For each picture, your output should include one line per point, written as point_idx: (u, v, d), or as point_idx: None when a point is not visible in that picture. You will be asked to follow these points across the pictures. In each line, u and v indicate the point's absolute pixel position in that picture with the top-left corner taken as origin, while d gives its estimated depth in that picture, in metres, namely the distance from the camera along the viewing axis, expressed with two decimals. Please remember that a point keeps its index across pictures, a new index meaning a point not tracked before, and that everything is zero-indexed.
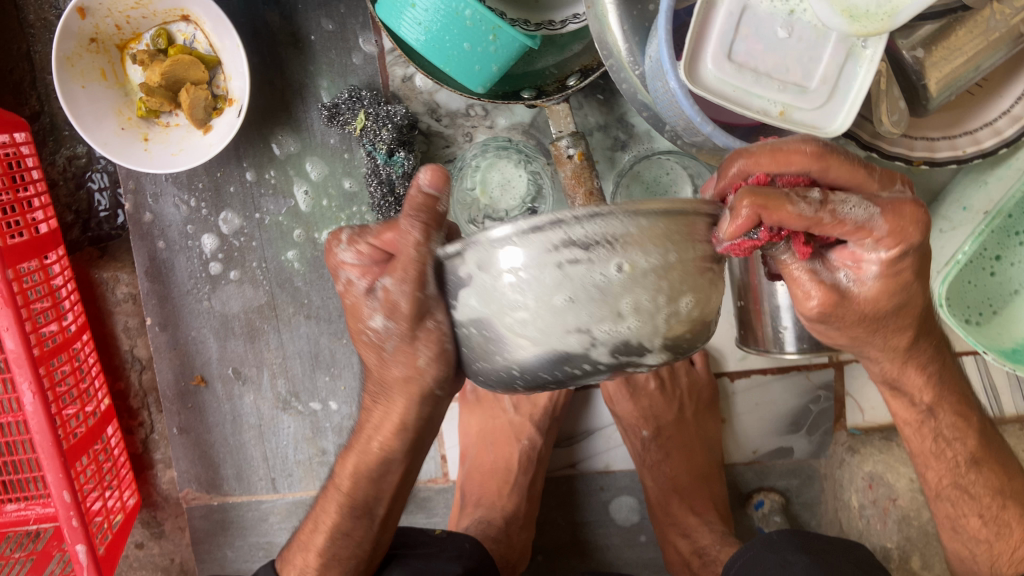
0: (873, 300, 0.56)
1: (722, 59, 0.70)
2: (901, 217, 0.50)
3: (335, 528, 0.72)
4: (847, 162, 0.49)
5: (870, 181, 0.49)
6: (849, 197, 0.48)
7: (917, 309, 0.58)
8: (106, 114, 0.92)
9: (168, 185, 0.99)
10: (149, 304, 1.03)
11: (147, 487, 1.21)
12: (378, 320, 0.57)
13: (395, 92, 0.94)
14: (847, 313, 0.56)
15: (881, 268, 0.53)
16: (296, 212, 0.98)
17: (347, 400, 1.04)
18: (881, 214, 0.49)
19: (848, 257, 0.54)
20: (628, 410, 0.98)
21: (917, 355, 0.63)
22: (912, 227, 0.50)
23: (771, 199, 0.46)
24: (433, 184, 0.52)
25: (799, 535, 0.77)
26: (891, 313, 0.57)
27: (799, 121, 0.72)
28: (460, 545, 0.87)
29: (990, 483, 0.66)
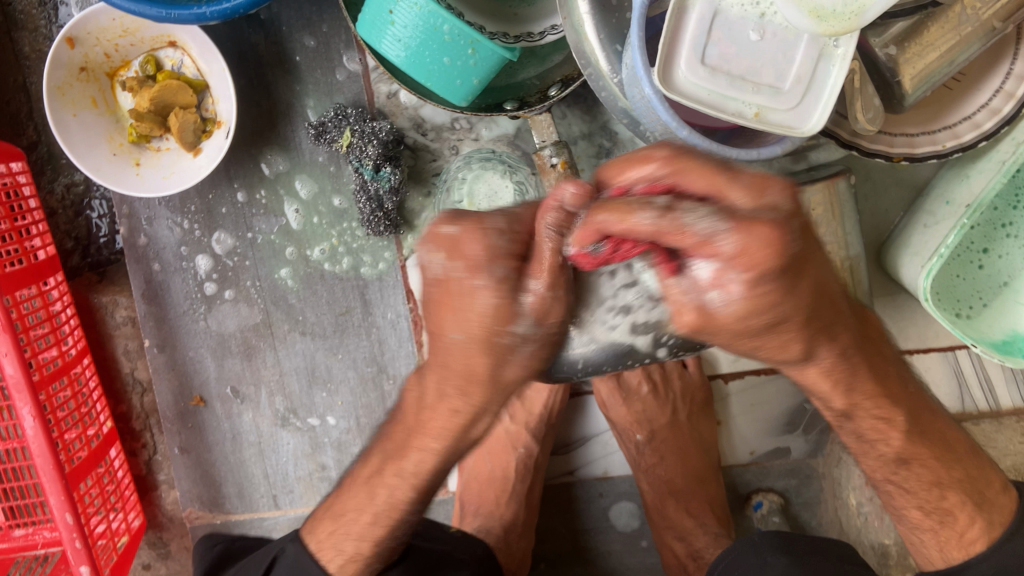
0: (739, 319, 0.41)
1: (695, 63, 0.71)
2: (751, 241, 0.37)
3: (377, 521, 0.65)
4: (705, 166, 0.41)
5: (733, 187, 0.39)
6: (696, 206, 0.38)
7: (799, 319, 0.44)
8: (98, 141, 0.94)
9: (162, 209, 1.00)
10: (146, 327, 1.05)
11: (152, 508, 1.22)
12: (522, 328, 0.46)
13: (381, 108, 0.96)
14: (719, 331, 0.42)
15: (746, 287, 0.39)
16: (288, 230, 1.00)
17: (344, 415, 1.05)
18: (731, 228, 0.37)
19: (699, 278, 0.39)
20: (621, 414, 0.98)
21: (820, 362, 0.51)
22: (764, 251, 0.37)
23: (610, 206, 0.39)
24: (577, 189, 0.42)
25: (783, 536, 0.77)
26: (764, 328, 0.43)
27: (773, 121, 0.73)
28: (473, 551, 0.89)
29: (928, 477, 0.66)
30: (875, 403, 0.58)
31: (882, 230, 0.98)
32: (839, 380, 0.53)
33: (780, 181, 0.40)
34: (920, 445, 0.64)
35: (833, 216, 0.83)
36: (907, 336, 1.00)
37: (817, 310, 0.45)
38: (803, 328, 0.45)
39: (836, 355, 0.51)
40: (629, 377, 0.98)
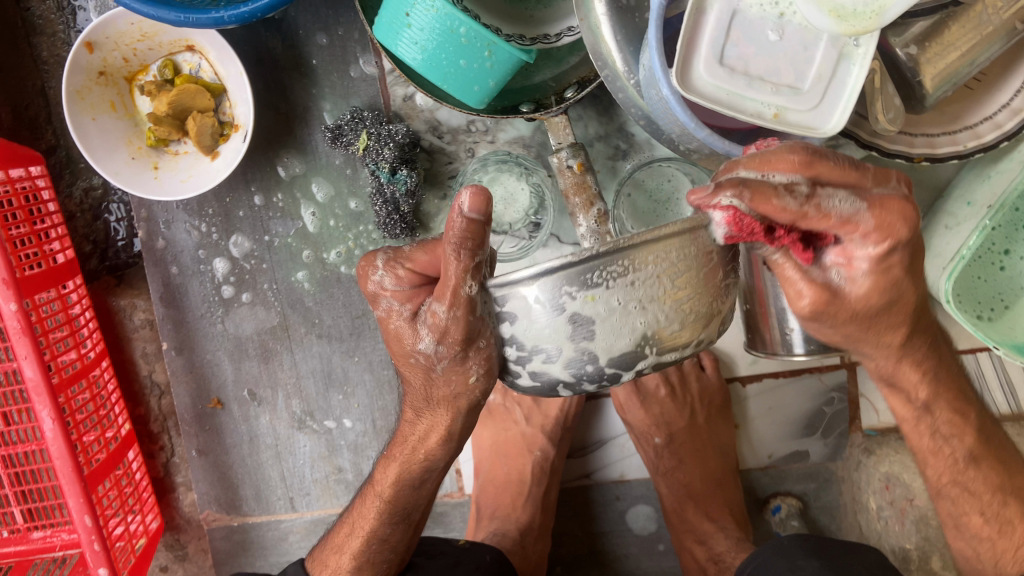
0: (864, 297, 0.56)
1: (714, 65, 0.71)
2: (886, 214, 0.50)
3: (372, 534, 0.74)
4: (837, 164, 0.50)
5: (865, 176, 0.50)
6: (837, 191, 0.49)
7: (907, 306, 0.59)
8: (117, 145, 0.95)
9: (179, 212, 1.01)
10: (164, 329, 1.05)
11: (169, 511, 1.23)
12: (425, 345, 0.59)
13: (397, 111, 0.96)
14: (840, 310, 0.57)
15: (872, 263, 0.53)
16: (304, 233, 1.00)
17: (361, 418, 1.06)
18: (868, 208, 0.50)
19: (837, 252, 0.54)
20: (640, 417, 0.98)
21: (912, 353, 0.64)
22: (900, 221, 0.51)
23: (756, 187, 0.48)
24: (474, 208, 0.50)
25: (810, 539, 0.77)
26: (880, 311, 0.58)
27: (793, 122, 0.73)
28: (481, 559, 0.88)
29: (993, 481, 0.68)
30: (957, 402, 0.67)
31: None
32: (928, 369, 0.66)
33: (894, 173, 0.51)
34: (988, 449, 0.68)
35: None
36: None
37: (892, 302, 0.57)
38: (909, 314, 0.59)
39: (925, 352, 0.64)
40: (647, 380, 0.98)
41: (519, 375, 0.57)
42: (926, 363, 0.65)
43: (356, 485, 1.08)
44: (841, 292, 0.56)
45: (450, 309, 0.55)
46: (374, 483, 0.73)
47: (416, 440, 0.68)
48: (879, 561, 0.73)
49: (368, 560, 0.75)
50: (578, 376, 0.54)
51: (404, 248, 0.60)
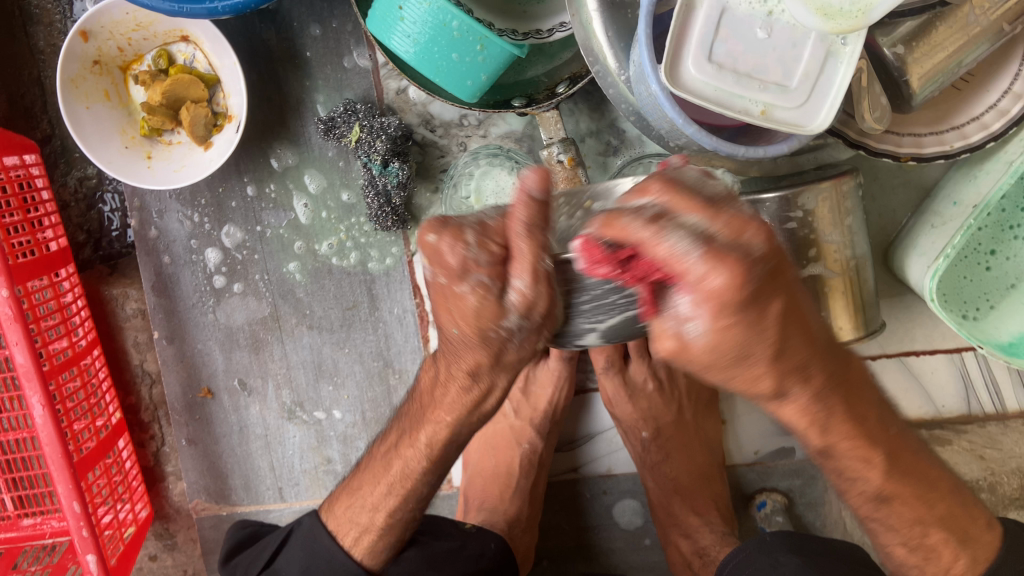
0: (708, 355, 0.45)
1: (702, 61, 0.72)
2: (714, 289, 0.41)
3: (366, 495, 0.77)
4: (694, 204, 0.43)
5: (711, 218, 0.43)
6: (676, 235, 0.42)
7: (767, 350, 0.45)
8: (111, 134, 0.95)
9: (172, 201, 1.01)
10: (156, 318, 1.06)
11: (159, 500, 1.23)
12: None
13: (390, 104, 0.96)
14: (691, 359, 0.46)
15: (712, 318, 0.43)
16: (297, 225, 1.01)
17: (350, 409, 1.06)
18: (701, 253, 0.41)
19: (677, 312, 0.44)
20: (627, 412, 0.99)
21: (796, 399, 0.51)
22: (732, 286, 0.41)
23: (673, 198, 0.44)
24: (541, 187, 0.48)
25: (794, 536, 0.78)
26: (734, 362, 0.46)
27: (780, 119, 0.74)
28: (485, 547, 0.91)
29: None
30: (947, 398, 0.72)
31: (889, 231, 0.98)
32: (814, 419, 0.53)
33: (754, 222, 0.43)
34: (903, 483, 0.62)
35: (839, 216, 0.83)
36: (915, 337, 1.00)
37: (784, 343, 0.46)
38: (775, 364, 0.46)
39: (814, 395, 0.51)
40: (635, 374, 0.98)
41: (589, 335, 0.55)
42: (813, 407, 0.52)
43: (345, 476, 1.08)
44: (691, 344, 0.45)
45: (532, 286, 0.49)
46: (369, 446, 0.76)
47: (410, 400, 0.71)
48: (859, 556, 0.74)
49: (371, 523, 0.77)
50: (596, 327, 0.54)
51: (401, 211, 0.60)
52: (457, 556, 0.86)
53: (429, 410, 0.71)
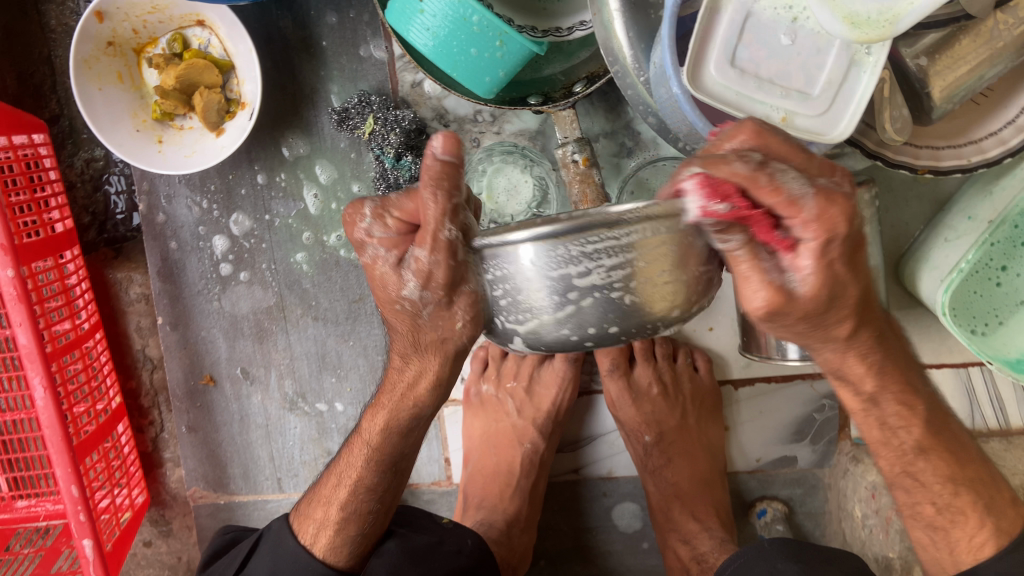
0: (815, 296, 0.51)
1: (725, 65, 0.71)
2: (829, 216, 0.47)
3: (361, 482, 0.74)
4: (744, 168, 0.46)
5: (808, 162, 0.49)
6: (763, 199, 0.46)
7: (853, 299, 0.54)
8: (122, 116, 0.95)
9: (181, 186, 1.00)
10: (160, 304, 1.05)
11: (156, 486, 1.22)
12: (411, 290, 0.58)
13: (404, 97, 0.95)
14: (796, 311, 0.51)
15: (815, 259, 0.49)
16: (306, 215, 1.00)
17: (352, 402, 1.05)
18: (813, 195, 0.46)
19: (784, 246, 0.49)
20: (631, 415, 0.98)
21: (858, 345, 0.59)
22: (838, 219, 0.47)
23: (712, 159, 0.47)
24: (447, 151, 0.52)
25: (792, 543, 0.77)
26: (827, 307, 0.53)
27: (800, 127, 0.73)
28: (462, 543, 0.88)
29: (944, 470, 0.66)
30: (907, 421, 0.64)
31: (900, 243, 0.97)
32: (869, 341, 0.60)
33: (839, 197, 0.47)
34: (937, 435, 0.65)
35: None
36: (922, 350, 1.00)
37: (841, 294, 0.53)
38: (854, 310, 0.55)
39: (872, 340, 0.60)
40: (640, 377, 0.99)
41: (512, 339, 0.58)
42: (872, 352, 0.60)
43: None
44: (794, 296, 0.51)
45: (431, 255, 0.54)
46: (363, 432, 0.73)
47: (404, 388, 0.68)
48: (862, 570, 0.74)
49: (355, 511, 0.75)
50: (566, 326, 0.54)
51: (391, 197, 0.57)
52: (435, 551, 0.84)
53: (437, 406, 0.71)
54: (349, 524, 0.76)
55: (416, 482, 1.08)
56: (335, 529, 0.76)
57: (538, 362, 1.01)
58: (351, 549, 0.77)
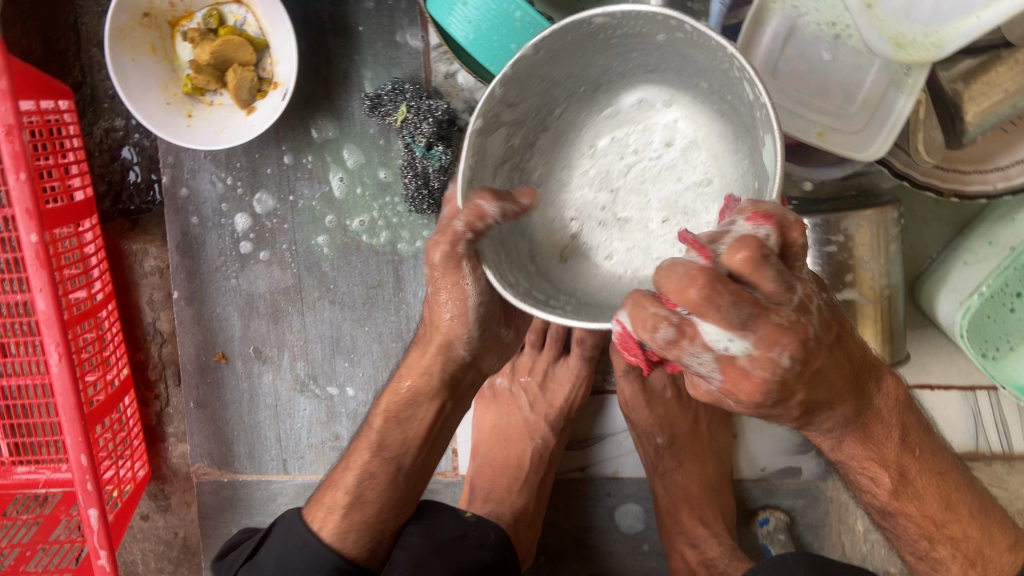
0: (751, 392, 0.49)
1: (765, 77, 0.74)
2: (767, 339, 0.46)
3: (343, 481, 0.78)
4: (727, 299, 0.44)
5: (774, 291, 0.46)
6: (744, 294, 0.46)
7: (802, 398, 0.53)
8: (153, 89, 0.94)
9: (206, 162, 1.00)
10: (177, 278, 1.05)
11: (157, 460, 1.22)
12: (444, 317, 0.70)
13: (437, 87, 0.96)
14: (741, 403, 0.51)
15: (745, 369, 0.48)
16: (330, 198, 1.00)
17: (363, 387, 1.06)
18: (754, 329, 0.46)
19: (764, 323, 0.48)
20: (643, 417, 0.99)
21: (831, 417, 0.60)
22: (781, 338, 0.47)
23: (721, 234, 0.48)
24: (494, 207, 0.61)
25: (815, 558, 0.78)
26: (774, 403, 0.52)
27: (835, 143, 0.74)
28: (485, 537, 0.89)
29: (933, 500, 0.69)
30: (885, 458, 0.67)
31: (918, 262, 0.98)
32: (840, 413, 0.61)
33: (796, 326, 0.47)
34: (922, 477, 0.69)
35: (880, 245, 0.83)
36: (932, 371, 1.01)
37: (813, 380, 0.52)
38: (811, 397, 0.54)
39: (842, 415, 0.61)
40: (654, 380, 0.99)
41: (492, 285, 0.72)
42: (843, 421, 0.62)
43: None
44: (729, 389, 0.50)
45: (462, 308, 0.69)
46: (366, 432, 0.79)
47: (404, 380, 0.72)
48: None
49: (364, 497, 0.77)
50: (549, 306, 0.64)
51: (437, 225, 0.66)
52: (458, 545, 0.85)
53: None
54: (358, 508, 0.77)
55: None
56: (342, 514, 0.77)
57: (553, 359, 1.02)
58: (356, 537, 0.77)
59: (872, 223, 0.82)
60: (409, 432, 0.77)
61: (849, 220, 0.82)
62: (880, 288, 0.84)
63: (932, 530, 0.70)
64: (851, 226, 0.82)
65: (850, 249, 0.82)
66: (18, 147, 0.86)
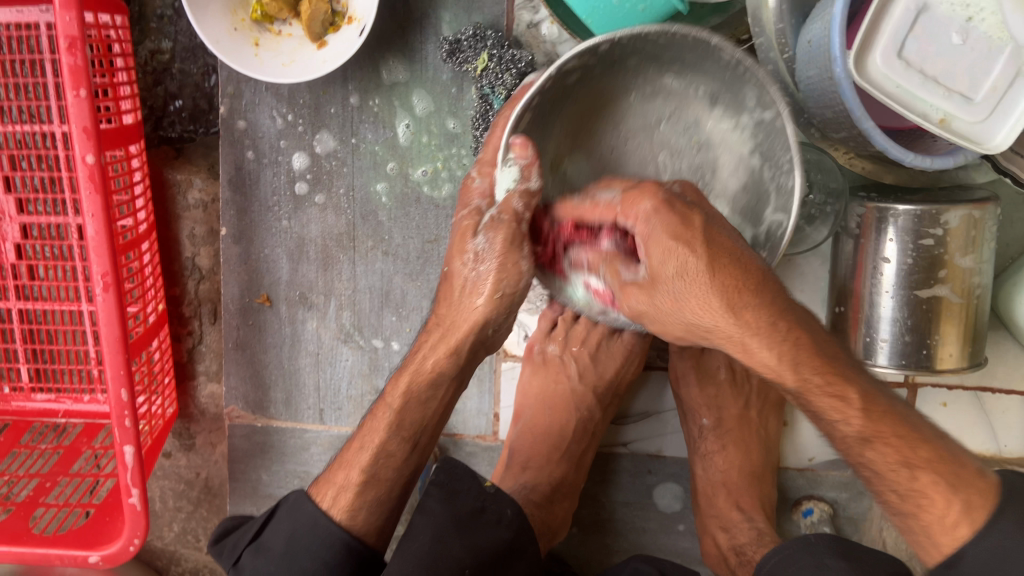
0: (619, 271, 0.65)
1: (892, 55, 0.69)
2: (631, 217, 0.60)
3: (382, 448, 0.77)
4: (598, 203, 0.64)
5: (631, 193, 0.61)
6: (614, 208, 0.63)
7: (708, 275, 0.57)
8: (220, 12, 0.89)
9: (267, 96, 0.96)
10: (226, 214, 1.01)
11: (185, 398, 1.19)
12: (476, 278, 0.68)
13: (519, 37, 0.91)
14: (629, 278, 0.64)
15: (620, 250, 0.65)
16: (394, 144, 0.96)
17: (409, 343, 1.03)
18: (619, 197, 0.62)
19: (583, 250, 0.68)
20: (693, 394, 0.97)
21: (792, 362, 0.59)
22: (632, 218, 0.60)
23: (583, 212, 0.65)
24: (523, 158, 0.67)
25: (842, 541, 0.73)
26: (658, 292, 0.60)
27: (957, 132, 0.71)
28: (502, 512, 0.82)
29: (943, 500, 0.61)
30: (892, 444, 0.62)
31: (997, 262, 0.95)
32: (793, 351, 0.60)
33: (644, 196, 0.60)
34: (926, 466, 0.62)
35: (974, 242, 0.80)
36: (995, 374, 0.98)
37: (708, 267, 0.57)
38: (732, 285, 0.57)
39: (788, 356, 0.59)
40: (709, 360, 0.97)
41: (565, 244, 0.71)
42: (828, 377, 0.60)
43: None
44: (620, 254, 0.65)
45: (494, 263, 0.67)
46: (386, 396, 0.78)
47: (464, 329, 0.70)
48: None
49: (381, 479, 0.77)
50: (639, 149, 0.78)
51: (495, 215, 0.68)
52: (477, 523, 0.79)
53: None
54: (372, 487, 0.77)
55: (460, 432, 1.07)
56: (357, 492, 0.77)
57: (608, 333, 0.98)
58: (366, 514, 0.77)
59: (967, 215, 0.79)
60: (427, 411, 0.77)
61: (949, 213, 0.79)
62: (969, 287, 0.82)
63: (907, 458, 0.62)
64: (952, 220, 0.79)
65: (945, 244, 0.80)
66: (80, 61, 0.81)
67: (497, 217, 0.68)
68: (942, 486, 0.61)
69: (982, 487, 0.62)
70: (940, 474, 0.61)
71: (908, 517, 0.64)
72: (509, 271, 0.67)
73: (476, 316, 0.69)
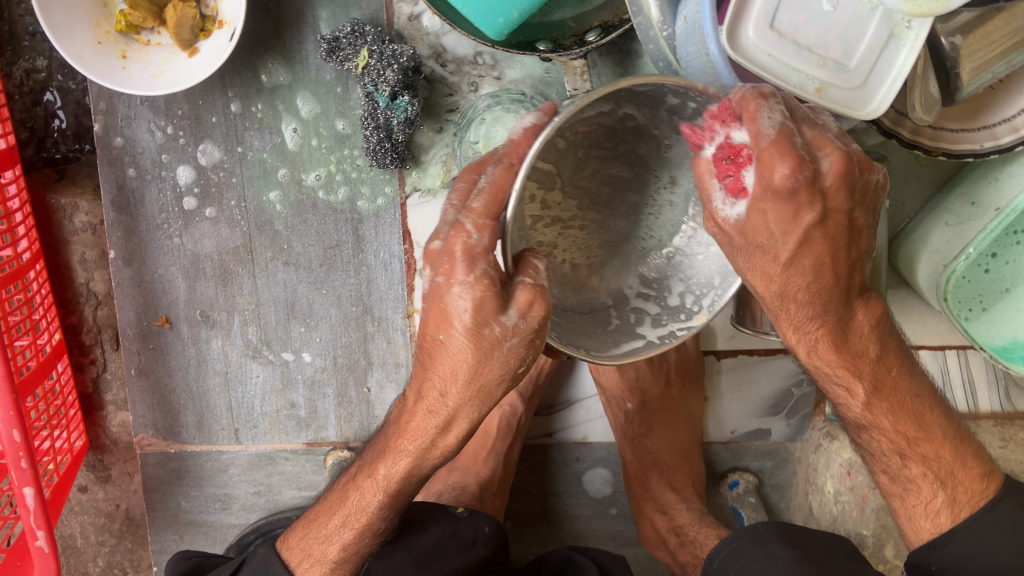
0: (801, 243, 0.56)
1: (764, 28, 0.68)
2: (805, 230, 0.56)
3: (370, 527, 0.70)
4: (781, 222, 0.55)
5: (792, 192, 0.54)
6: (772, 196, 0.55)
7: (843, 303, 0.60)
8: (81, 25, 0.84)
9: (143, 109, 0.91)
10: (113, 237, 0.96)
11: (95, 429, 1.15)
12: (508, 317, 0.54)
13: (400, 30, 0.88)
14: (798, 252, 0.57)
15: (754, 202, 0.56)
16: (282, 149, 0.92)
17: (321, 352, 1.00)
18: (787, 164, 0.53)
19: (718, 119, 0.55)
20: (613, 381, 0.95)
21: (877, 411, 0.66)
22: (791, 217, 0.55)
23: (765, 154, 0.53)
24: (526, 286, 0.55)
25: (786, 527, 0.71)
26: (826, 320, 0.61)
27: (834, 99, 0.71)
28: (479, 531, 0.83)
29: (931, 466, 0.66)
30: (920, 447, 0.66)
31: (895, 221, 0.96)
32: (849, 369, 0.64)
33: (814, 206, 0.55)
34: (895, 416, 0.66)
35: None
36: (903, 331, 0.99)
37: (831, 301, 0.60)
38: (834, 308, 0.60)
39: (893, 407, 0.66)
40: None
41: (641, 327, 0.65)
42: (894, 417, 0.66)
43: (308, 422, 1.03)
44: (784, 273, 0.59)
45: (522, 316, 0.54)
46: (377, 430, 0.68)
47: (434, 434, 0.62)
48: (843, 544, 0.71)
49: (356, 553, 0.72)
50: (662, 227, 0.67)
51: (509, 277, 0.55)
52: (444, 548, 0.79)
53: (405, 411, 0.64)
54: (346, 563, 0.72)
55: None
56: (333, 567, 0.72)
57: None
58: None
59: None
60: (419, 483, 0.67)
61: None
62: None
63: (902, 447, 0.66)
64: None
65: None
66: None
67: (487, 271, 0.54)
68: (949, 451, 0.66)
69: (973, 489, 0.65)
70: (933, 469, 0.66)
71: (895, 499, 0.69)
72: (535, 345, 0.57)
73: (486, 390, 0.59)
